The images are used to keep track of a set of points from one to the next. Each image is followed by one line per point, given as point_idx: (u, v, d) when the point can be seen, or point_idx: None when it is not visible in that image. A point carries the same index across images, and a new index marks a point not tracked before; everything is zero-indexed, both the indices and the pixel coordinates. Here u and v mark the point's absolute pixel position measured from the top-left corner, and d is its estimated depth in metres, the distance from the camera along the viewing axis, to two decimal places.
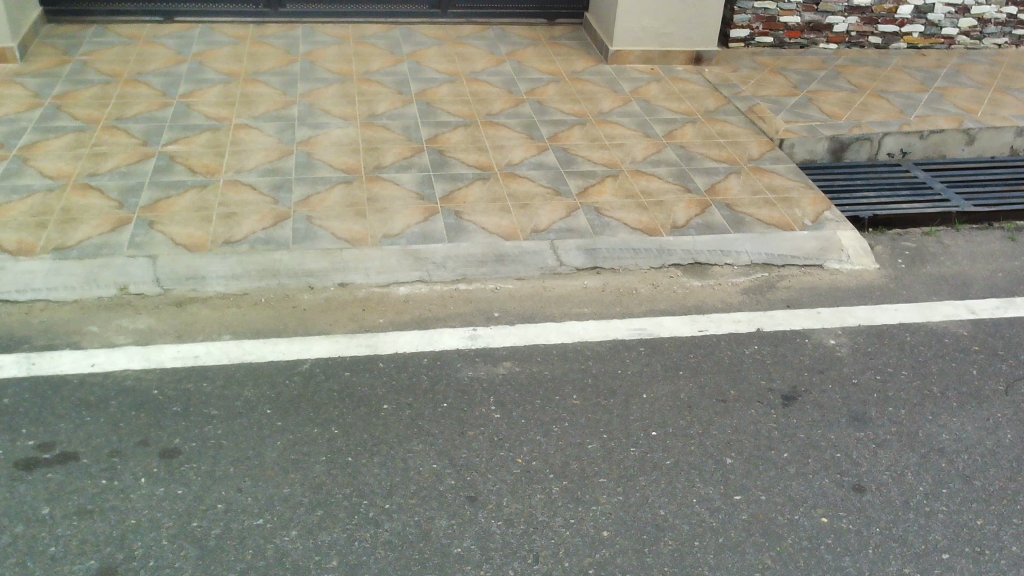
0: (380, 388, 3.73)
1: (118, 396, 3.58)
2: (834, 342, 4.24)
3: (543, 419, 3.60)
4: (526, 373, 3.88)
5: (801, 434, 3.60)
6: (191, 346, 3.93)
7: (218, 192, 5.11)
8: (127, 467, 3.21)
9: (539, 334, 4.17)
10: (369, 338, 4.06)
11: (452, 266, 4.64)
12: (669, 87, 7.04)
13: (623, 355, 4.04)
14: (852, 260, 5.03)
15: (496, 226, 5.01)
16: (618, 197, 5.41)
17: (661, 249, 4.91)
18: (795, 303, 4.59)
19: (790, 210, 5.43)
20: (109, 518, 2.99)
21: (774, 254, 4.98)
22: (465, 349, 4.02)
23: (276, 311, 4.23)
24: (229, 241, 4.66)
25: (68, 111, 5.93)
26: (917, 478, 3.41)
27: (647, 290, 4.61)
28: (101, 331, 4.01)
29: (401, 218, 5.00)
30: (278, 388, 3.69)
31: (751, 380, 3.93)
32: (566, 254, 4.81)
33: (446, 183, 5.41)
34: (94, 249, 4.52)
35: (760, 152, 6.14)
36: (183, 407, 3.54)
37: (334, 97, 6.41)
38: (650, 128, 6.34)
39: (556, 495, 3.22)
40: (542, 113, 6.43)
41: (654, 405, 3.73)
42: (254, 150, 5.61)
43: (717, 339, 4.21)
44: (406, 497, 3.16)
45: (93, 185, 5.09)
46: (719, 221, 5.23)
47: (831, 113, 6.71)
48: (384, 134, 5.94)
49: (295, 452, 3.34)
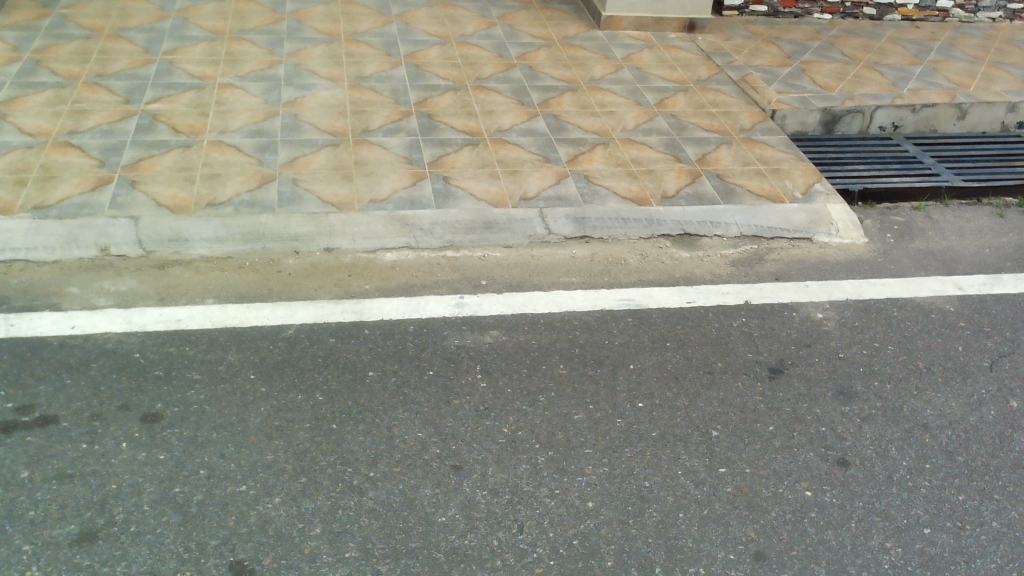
0: (366, 354, 3.69)
1: (98, 359, 3.53)
2: (821, 316, 4.24)
3: (530, 388, 3.58)
4: (513, 343, 3.85)
5: (787, 408, 3.60)
6: (174, 310, 3.88)
7: (201, 152, 5.02)
8: (109, 431, 3.17)
9: (526, 303, 4.14)
10: (354, 305, 4.02)
11: (440, 233, 4.59)
12: (662, 54, 6.96)
13: (611, 326, 4.02)
14: (841, 233, 5.00)
15: (484, 192, 4.96)
16: (608, 165, 5.36)
17: (650, 219, 4.88)
18: (784, 276, 4.57)
19: (780, 182, 5.39)
20: (89, 483, 2.95)
21: (763, 226, 4.96)
22: (452, 317, 3.98)
23: (261, 275, 4.18)
24: (214, 203, 4.59)
25: (48, 66, 5.79)
26: (900, 453, 3.43)
27: (636, 260, 4.58)
28: (82, 293, 3.94)
29: (388, 183, 4.93)
30: (263, 353, 3.65)
31: (739, 353, 3.92)
32: (555, 223, 4.76)
33: (435, 147, 5.33)
34: (74, 208, 4.43)
35: (752, 122, 6.08)
36: (165, 371, 3.50)
37: (321, 58, 6.29)
38: (641, 95, 6.26)
39: (541, 466, 3.20)
40: (533, 79, 6.34)
41: (640, 376, 3.72)
42: (239, 110, 5.50)
43: (706, 311, 4.19)
44: (391, 465, 3.14)
45: (74, 142, 4.98)
46: (709, 192, 5.20)
47: (824, 84, 6.65)
48: (372, 97, 5.83)
49: (279, 419, 3.30)
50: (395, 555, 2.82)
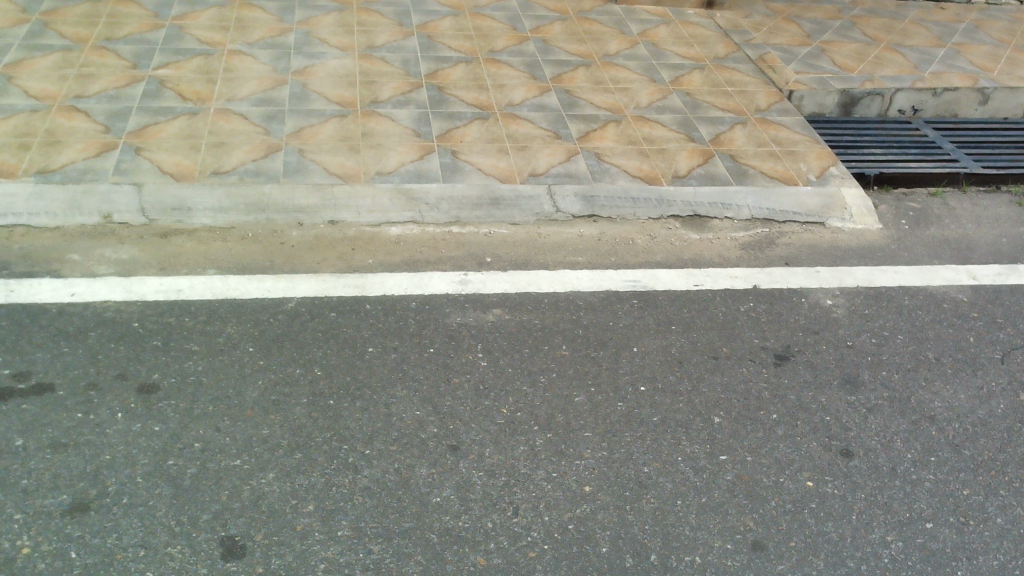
0: (366, 330, 3.65)
1: (97, 327, 3.51)
2: (831, 303, 4.17)
3: (531, 369, 3.54)
4: (515, 322, 3.80)
5: (792, 396, 3.54)
6: (175, 280, 3.85)
7: (208, 120, 4.96)
8: (104, 401, 3.15)
9: (530, 282, 4.08)
10: (357, 279, 3.98)
11: (446, 208, 4.53)
12: (679, 30, 6.82)
13: (616, 308, 3.97)
14: (854, 218, 4.91)
15: (493, 167, 4.88)
16: (619, 142, 5.26)
17: (661, 199, 4.80)
18: (794, 261, 4.50)
19: (794, 164, 5.29)
20: (83, 454, 2.93)
21: (775, 209, 4.87)
22: (455, 294, 3.94)
23: (263, 247, 4.14)
24: (218, 172, 4.54)
25: (56, 29, 5.72)
26: (905, 445, 3.36)
27: (644, 241, 4.51)
28: (82, 260, 3.91)
29: (395, 155, 4.86)
30: (263, 325, 3.62)
31: (745, 338, 3.86)
32: (563, 200, 4.69)
33: (444, 121, 5.25)
34: (78, 174, 4.39)
35: (769, 102, 5.96)
36: (163, 342, 3.47)
37: (332, 26, 6.19)
38: (656, 72, 6.15)
39: (540, 448, 3.16)
40: (546, 53, 6.23)
41: (643, 360, 3.66)
42: (246, 77, 5.43)
43: (712, 295, 4.13)
44: (387, 444, 3.10)
45: (79, 107, 4.93)
46: (721, 173, 5.10)
47: (843, 65, 6.52)
48: (382, 68, 5.75)
49: (276, 393, 3.27)
50: (388, 534, 2.79)
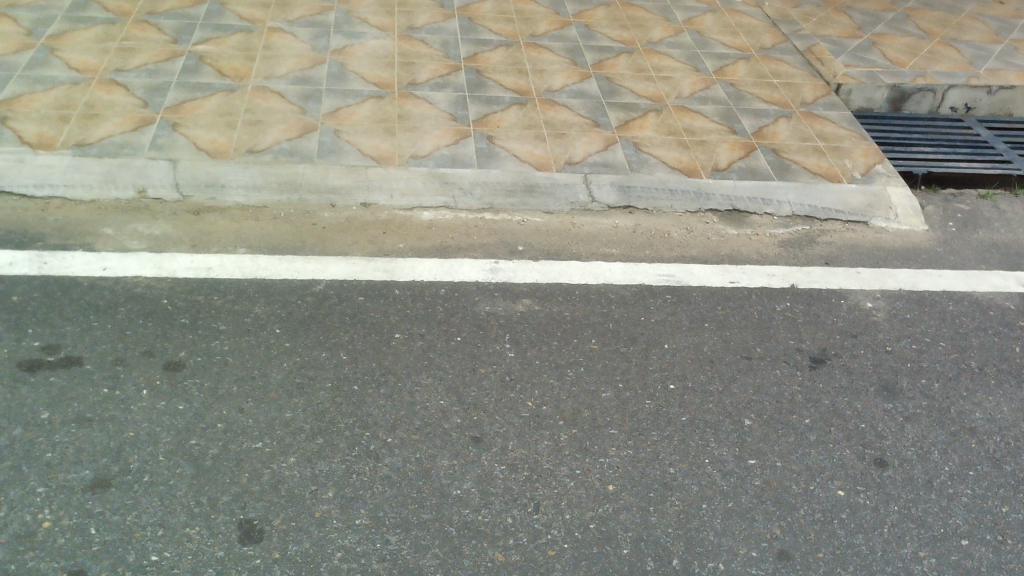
0: (393, 316, 3.62)
1: (126, 303, 3.53)
2: (871, 306, 4.05)
3: (559, 362, 3.48)
4: (545, 313, 3.75)
5: (826, 401, 3.45)
6: (205, 257, 3.85)
7: (245, 97, 4.94)
8: (130, 377, 3.16)
9: (562, 273, 4.01)
10: (386, 264, 3.94)
11: (479, 194, 4.47)
12: (725, 18, 6.66)
13: (649, 302, 3.89)
14: (899, 218, 4.77)
15: (529, 154, 4.81)
16: (659, 132, 5.15)
17: (699, 192, 4.69)
18: (834, 261, 4.38)
19: (839, 160, 5.14)
20: (107, 429, 2.94)
21: (817, 206, 4.74)
22: (485, 283, 3.89)
23: (295, 227, 4.12)
24: (253, 150, 4.52)
25: (99, 2, 5.74)
26: (943, 457, 3.25)
27: (680, 234, 4.42)
28: (115, 234, 3.92)
29: (431, 139, 4.81)
30: (290, 307, 3.61)
31: (780, 339, 3.77)
32: (599, 190, 4.61)
33: (481, 105, 5.18)
34: (114, 147, 4.41)
35: (815, 95, 5.80)
36: (191, 320, 3.48)
37: (373, 6, 6.14)
38: (700, 61, 6.01)
39: (564, 443, 3.11)
40: (588, 38, 6.12)
41: (674, 357, 3.59)
42: (285, 55, 5.40)
43: (749, 293, 4.04)
44: (409, 432, 3.07)
45: (119, 81, 4.94)
46: (763, 167, 4.98)
47: (894, 59, 6.33)
48: (421, 49, 5.69)
49: (301, 376, 3.26)
50: (407, 525, 2.76)
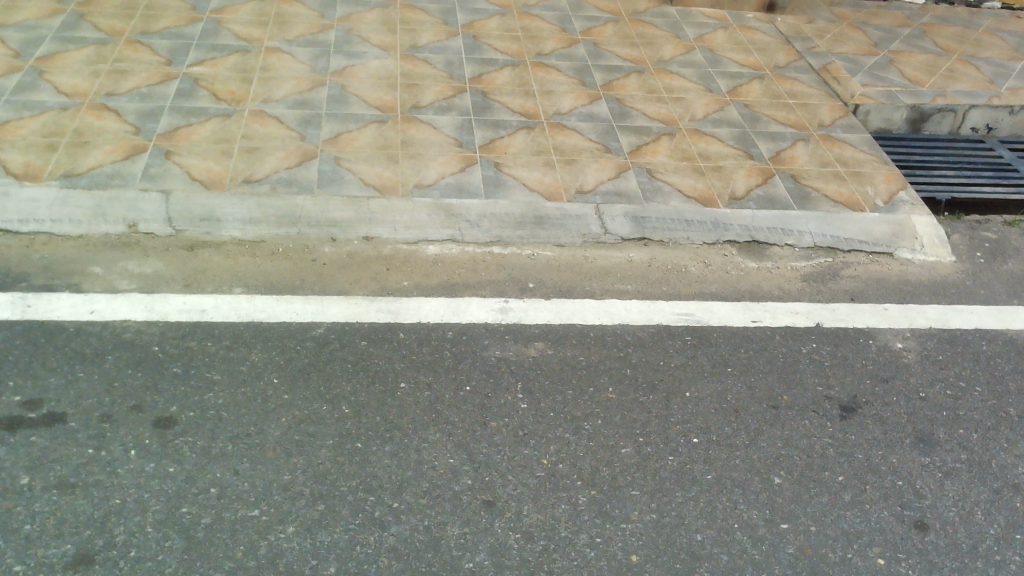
0: (398, 363, 3.42)
1: (115, 351, 3.32)
2: (901, 347, 3.85)
3: (575, 413, 3.28)
4: (559, 358, 3.55)
5: (859, 455, 3.25)
6: (199, 298, 3.64)
7: (241, 123, 4.74)
8: (117, 436, 2.95)
9: (575, 313, 3.81)
10: (390, 304, 3.74)
11: (487, 226, 4.27)
12: (737, 35, 6.47)
13: (668, 345, 3.68)
14: (925, 249, 4.57)
15: (538, 182, 4.60)
16: (673, 158, 4.95)
17: (717, 223, 4.49)
18: (860, 296, 4.17)
19: (860, 187, 4.93)
20: (91, 496, 2.73)
21: (840, 237, 4.54)
22: (495, 324, 3.69)
23: (294, 265, 3.91)
24: (250, 181, 4.31)
25: (91, 20, 5.54)
26: (987, 519, 3.06)
27: (698, 268, 4.21)
28: (104, 273, 3.71)
29: (435, 166, 4.60)
30: (289, 354, 3.40)
31: (807, 385, 3.56)
32: (612, 221, 4.40)
33: (488, 129, 4.98)
34: (105, 178, 4.20)
35: (833, 117, 5.60)
36: (183, 369, 3.27)
37: (374, 24, 5.94)
38: (713, 81, 5.81)
39: (583, 507, 2.90)
40: (597, 57, 5.92)
41: (697, 407, 3.38)
42: (284, 77, 5.20)
43: (773, 333, 3.83)
44: (417, 496, 2.87)
45: (110, 105, 4.73)
46: (782, 194, 4.77)
47: (913, 78, 6.13)
48: (424, 70, 5.48)
49: (300, 432, 3.05)
50: None
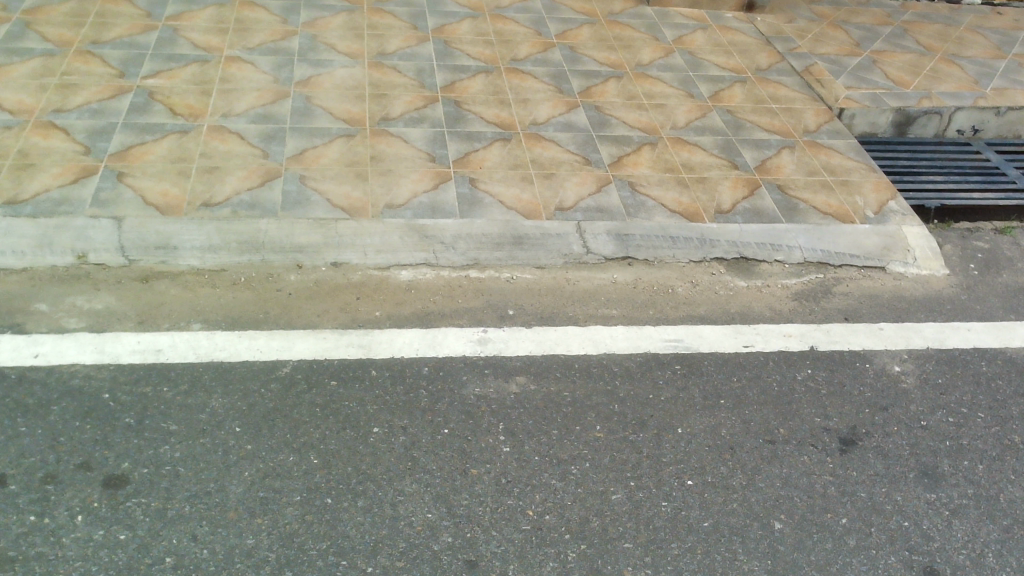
0: (371, 405, 3.19)
1: (60, 400, 3.06)
2: (899, 371, 3.68)
3: (561, 456, 3.07)
4: (543, 395, 3.33)
5: (862, 494, 3.08)
6: (154, 337, 3.38)
7: (200, 140, 4.47)
8: (62, 499, 2.71)
9: (559, 342, 3.60)
10: (361, 337, 3.50)
11: (463, 248, 4.04)
12: (717, 36, 6.27)
13: (657, 376, 3.48)
14: (918, 262, 4.40)
15: (516, 199, 4.38)
16: (656, 170, 4.74)
17: (703, 239, 4.29)
18: (854, 315, 4.00)
19: (849, 197, 4.76)
20: (33, 573, 2.49)
21: (830, 251, 4.36)
22: (473, 358, 3.47)
23: (258, 296, 3.67)
24: (209, 204, 4.05)
25: (38, 30, 5.22)
26: (998, 561, 2.90)
27: (685, 289, 4.02)
28: (51, 311, 3.44)
29: (407, 183, 4.36)
30: (253, 399, 3.16)
31: (804, 416, 3.38)
32: (595, 239, 4.19)
33: (462, 142, 4.74)
34: (51, 204, 3.91)
35: (818, 122, 5.42)
36: (137, 420, 3.02)
37: (340, 29, 5.68)
38: (694, 86, 5.61)
39: (572, 565, 2.71)
40: (574, 62, 5.70)
41: (690, 445, 3.19)
42: (245, 89, 4.92)
43: (766, 359, 3.64)
44: (392, 559, 2.66)
45: (58, 123, 4.44)
46: (769, 207, 4.58)
47: (897, 79, 5.97)
48: (394, 78, 5.23)
49: (265, 488, 2.82)
50: None
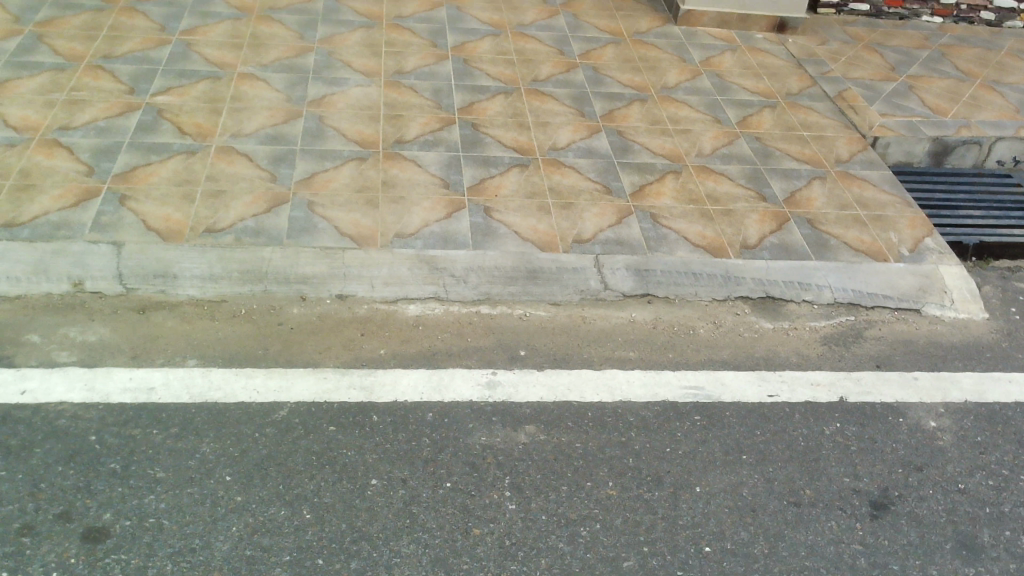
0: (370, 454, 3.01)
1: (44, 442, 2.91)
2: (935, 426, 3.44)
3: (570, 517, 2.88)
4: (553, 446, 3.14)
5: (894, 567, 2.86)
6: (147, 373, 3.23)
7: (206, 161, 4.32)
8: (38, 555, 2.57)
9: (572, 388, 3.40)
10: (363, 378, 3.33)
11: (475, 282, 3.86)
12: (747, 58, 6.06)
13: (675, 428, 3.27)
14: (956, 305, 4.16)
15: (532, 230, 4.19)
16: (679, 201, 4.54)
17: (727, 275, 4.08)
18: (887, 362, 3.76)
19: (882, 233, 4.53)
20: None
21: (862, 291, 4.14)
22: (481, 404, 3.28)
23: (258, 330, 3.51)
24: (213, 230, 3.90)
25: (49, 43, 5.11)
26: None
27: (707, 330, 3.81)
28: (42, 342, 3.30)
29: (419, 212, 4.19)
30: (246, 445, 3.00)
31: (832, 476, 3.16)
32: (613, 275, 3.99)
33: (477, 168, 4.56)
34: (50, 228, 3.78)
35: (850, 151, 5.19)
36: (122, 466, 2.87)
37: (357, 46, 5.53)
38: (722, 111, 5.40)
39: None
40: (597, 83, 5.51)
41: (708, 506, 2.98)
42: (256, 108, 4.78)
43: (792, 411, 3.42)
44: None
45: (63, 141, 4.31)
46: (798, 242, 4.36)
47: (934, 106, 5.72)
48: (410, 99, 5.07)
49: (252, 546, 2.66)
50: None
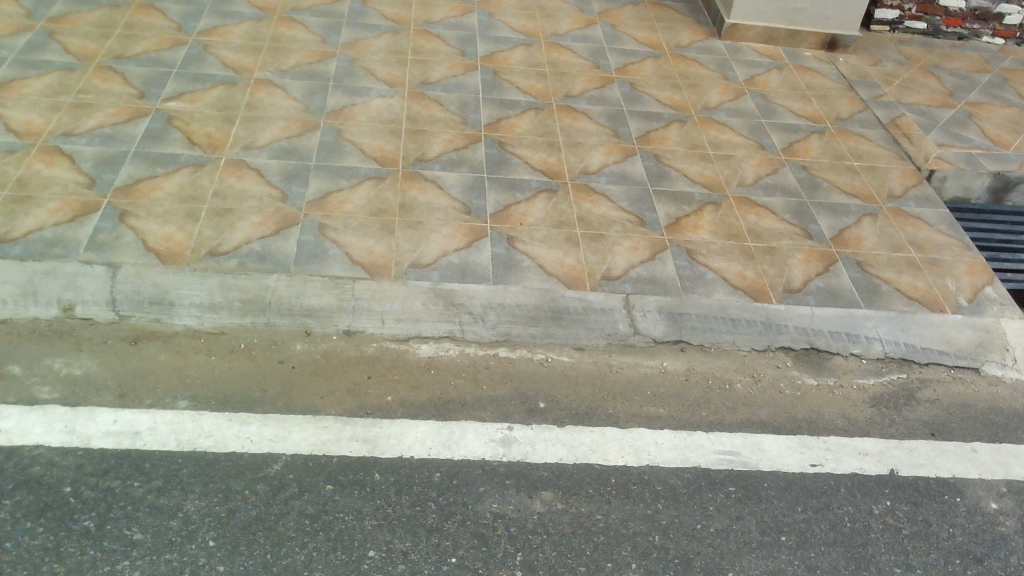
0: (369, 520, 2.74)
1: (15, 493, 2.67)
2: (996, 509, 3.11)
3: None
4: (571, 517, 2.84)
5: None
6: (134, 416, 2.97)
7: (214, 176, 4.06)
8: None
9: (594, 448, 3.09)
10: (367, 429, 3.05)
11: (494, 321, 3.57)
12: (794, 78, 5.71)
13: (707, 500, 2.97)
14: (1018, 365, 3.79)
15: (558, 263, 3.88)
16: (718, 236, 4.21)
17: (768, 323, 3.75)
18: (943, 429, 3.42)
19: (938, 280, 4.17)
20: None
21: (915, 346, 3.79)
22: (494, 463, 2.99)
23: (256, 368, 3.23)
24: (216, 253, 3.64)
25: (60, 40, 4.88)
26: None
27: (745, 385, 3.49)
28: (22, 375, 3.05)
29: (437, 239, 3.90)
30: (234, 504, 2.73)
31: (881, 566, 2.84)
32: (644, 318, 3.68)
33: (502, 192, 4.26)
34: (43, 245, 3.54)
35: (904, 185, 4.83)
36: (97, 524, 2.61)
37: (381, 53, 5.25)
38: (766, 135, 5.06)
39: None
40: (634, 101, 5.19)
41: None
42: (272, 118, 4.52)
43: (836, 484, 3.10)
44: None
45: (64, 149, 4.07)
46: (846, 287, 4.02)
47: (995, 137, 5.34)
48: (434, 112, 4.78)
49: None
50: None
